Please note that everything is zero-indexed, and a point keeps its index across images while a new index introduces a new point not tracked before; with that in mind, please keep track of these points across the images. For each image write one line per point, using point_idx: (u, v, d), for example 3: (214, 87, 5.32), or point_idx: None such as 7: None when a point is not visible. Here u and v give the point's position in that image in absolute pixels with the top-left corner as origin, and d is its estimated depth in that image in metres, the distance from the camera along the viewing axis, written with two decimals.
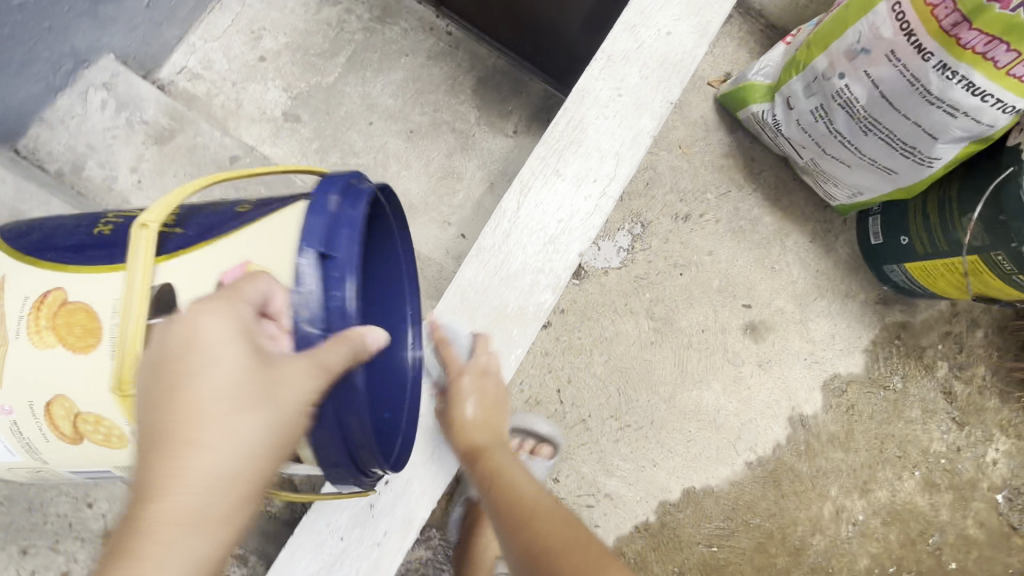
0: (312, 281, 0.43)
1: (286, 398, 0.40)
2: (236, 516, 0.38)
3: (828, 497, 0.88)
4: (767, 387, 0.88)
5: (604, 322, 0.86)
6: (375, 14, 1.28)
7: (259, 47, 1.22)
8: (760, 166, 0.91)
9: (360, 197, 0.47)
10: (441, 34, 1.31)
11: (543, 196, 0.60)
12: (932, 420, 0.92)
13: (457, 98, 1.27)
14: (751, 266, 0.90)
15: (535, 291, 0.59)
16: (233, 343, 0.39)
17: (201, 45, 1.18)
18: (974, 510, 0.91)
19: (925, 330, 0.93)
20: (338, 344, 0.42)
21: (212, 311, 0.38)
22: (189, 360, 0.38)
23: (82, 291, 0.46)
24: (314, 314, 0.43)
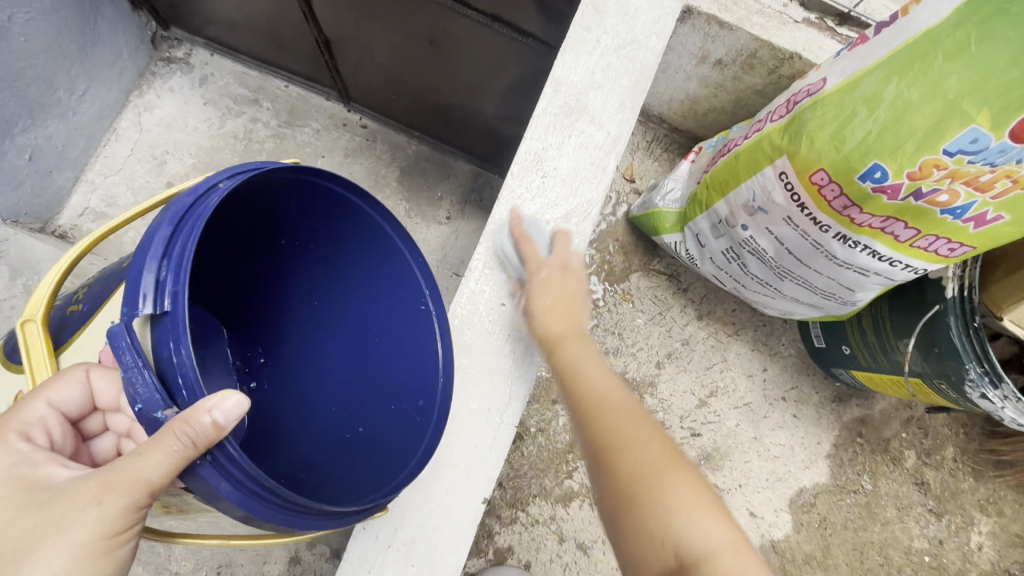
0: (131, 356, 0.36)
1: (61, 525, 0.37)
2: None
3: None
4: (731, 519, 0.82)
5: (550, 481, 0.79)
6: (284, 119, 1.39)
7: (166, 172, 1.32)
8: (687, 280, 0.86)
9: (200, 219, 0.41)
10: (357, 128, 1.41)
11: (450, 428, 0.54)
12: (910, 517, 0.87)
13: (383, 191, 1.39)
14: (694, 389, 0.84)
15: (444, 553, 0.52)
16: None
17: (102, 181, 1.28)
18: None
19: (886, 421, 0.88)
20: (160, 439, 0.36)
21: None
22: None
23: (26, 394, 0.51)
24: (150, 392, 0.37)
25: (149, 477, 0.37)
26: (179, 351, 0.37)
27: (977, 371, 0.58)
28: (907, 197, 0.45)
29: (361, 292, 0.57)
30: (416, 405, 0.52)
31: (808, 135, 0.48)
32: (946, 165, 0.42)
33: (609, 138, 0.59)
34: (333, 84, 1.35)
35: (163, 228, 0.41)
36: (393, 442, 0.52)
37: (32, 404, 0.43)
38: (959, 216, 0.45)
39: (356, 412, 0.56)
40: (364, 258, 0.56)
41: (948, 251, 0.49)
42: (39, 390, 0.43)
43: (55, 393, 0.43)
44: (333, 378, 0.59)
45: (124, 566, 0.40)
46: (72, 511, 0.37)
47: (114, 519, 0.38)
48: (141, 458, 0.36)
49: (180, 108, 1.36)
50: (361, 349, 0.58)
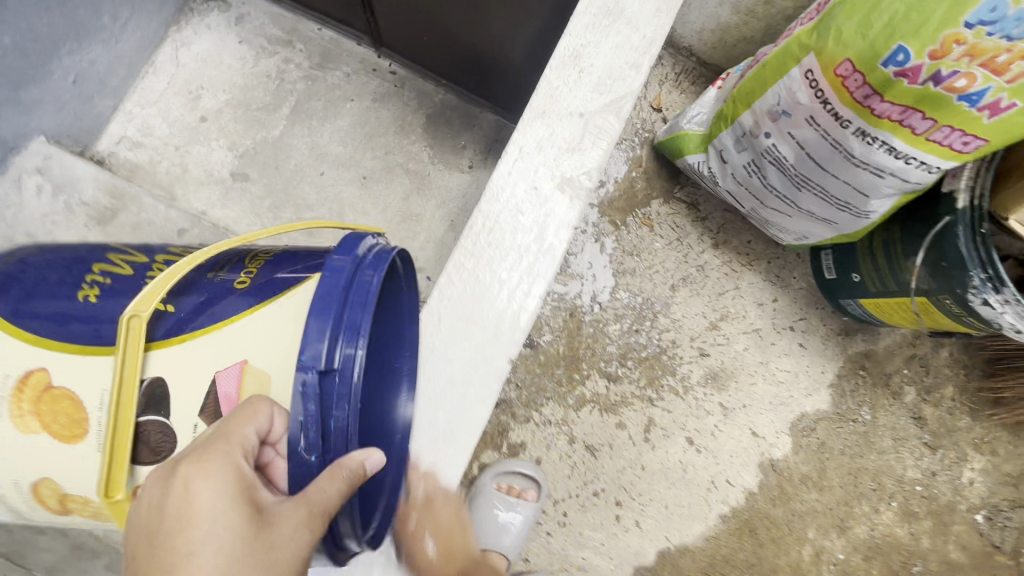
0: (308, 407, 0.39)
1: (286, 556, 0.39)
2: None
3: (806, 540, 0.86)
4: (734, 436, 0.86)
5: (563, 386, 0.84)
6: (317, 63, 1.42)
7: (201, 107, 1.36)
8: (706, 210, 0.89)
9: (372, 290, 0.44)
10: (385, 75, 1.43)
11: (491, 293, 0.57)
12: (905, 447, 0.91)
13: (408, 138, 1.41)
14: (706, 312, 0.88)
15: (470, 405, 0.56)
16: (227, 501, 0.38)
17: (138, 112, 1.32)
18: (955, 534, 0.90)
19: (889, 357, 0.92)
20: (332, 477, 0.40)
21: (206, 472, 0.38)
22: (182, 532, 0.37)
23: (67, 376, 0.44)
24: (313, 440, 0.40)
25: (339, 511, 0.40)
26: (338, 417, 0.41)
27: (981, 277, 0.61)
28: (927, 81, 0.48)
29: None
30: None
31: (836, 30, 0.52)
32: (966, 40, 0.45)
33: (644, 41, 0.62)
34: (366, 28, 1.37)
35: (330, 295, 0.42)
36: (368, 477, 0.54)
37: (238, 430, 0.39)
38: (975, 103, 0.47)
39: None
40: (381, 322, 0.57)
41: (961, 146, 0.52)
42: (232, 416, 0.40)
43: (256, 424, 0.40)
44: None
45: None
46: (295, 536, 0.39)
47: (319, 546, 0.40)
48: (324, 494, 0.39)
49: (216, 46, 1.39)
50: None
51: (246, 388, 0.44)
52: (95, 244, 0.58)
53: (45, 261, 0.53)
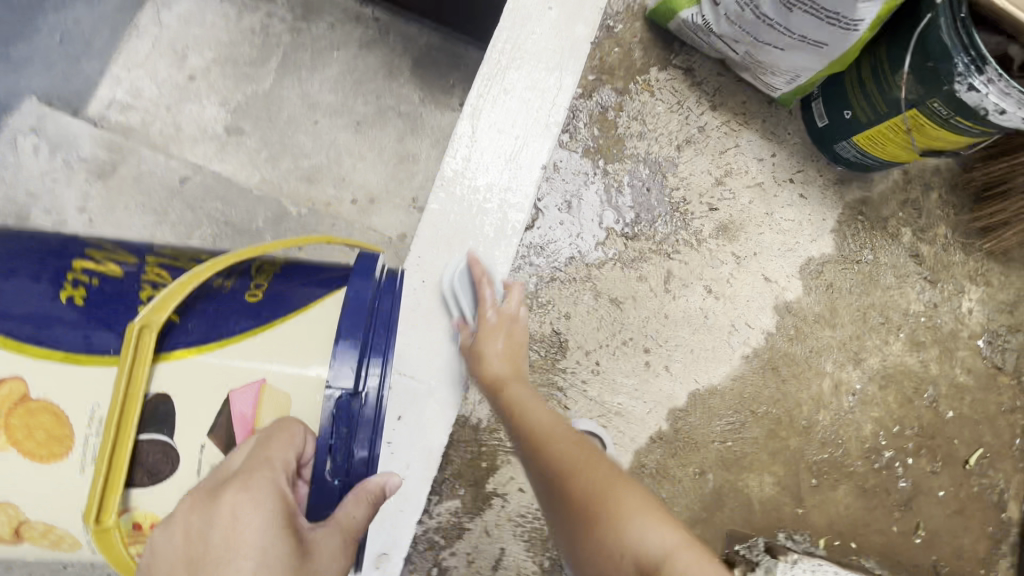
0: (331, 430, 0.50)
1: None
2: None
3: (824, 374, 0.91)
4: (749, 282, 0.91)
5: (583, 245, 0.87)
6: (298, 14, 1.22)
7: (187, 65, 1.16)
8: (701, 76, 0.93)
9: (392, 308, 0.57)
10: (369, 22, 1.24)
11: (524, 102, 0.72)
12: (907, 284, 0.96)
13: (397, 80, 1.23)
14: (710, 170, 0.92)
15: (510, 191, 0.72)
16: (268, 525, 0.42)
17: (126, 74, 1.12)
18: (960, 359, 0.96)
19: (884, 201, 0.97)
20: (359, 500, 0.50)
21: (254, 497, 0.43)
22: (230, 563, 0.40)
23: (71, 400, 0.48)
24: (340, 462, 0.50)
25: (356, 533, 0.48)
26: (360, 440, 0.51)
27: (964, 62, 0.67)
28: None
29: None
30: None
31: None
32: None
33: None
34: None
35: (355, 321, 0.54)
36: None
37: (280, 450, 0.46)
38: None
39: None
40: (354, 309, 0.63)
41: None
42: (269, 438, 0.47)
43: (298, 444, 0.48)
44: None
45: None
46: (326, 560, 0.45)
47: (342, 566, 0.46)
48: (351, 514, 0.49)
49: (198, 4, 1.18)
50: None
51: (261, 411, 0.52)
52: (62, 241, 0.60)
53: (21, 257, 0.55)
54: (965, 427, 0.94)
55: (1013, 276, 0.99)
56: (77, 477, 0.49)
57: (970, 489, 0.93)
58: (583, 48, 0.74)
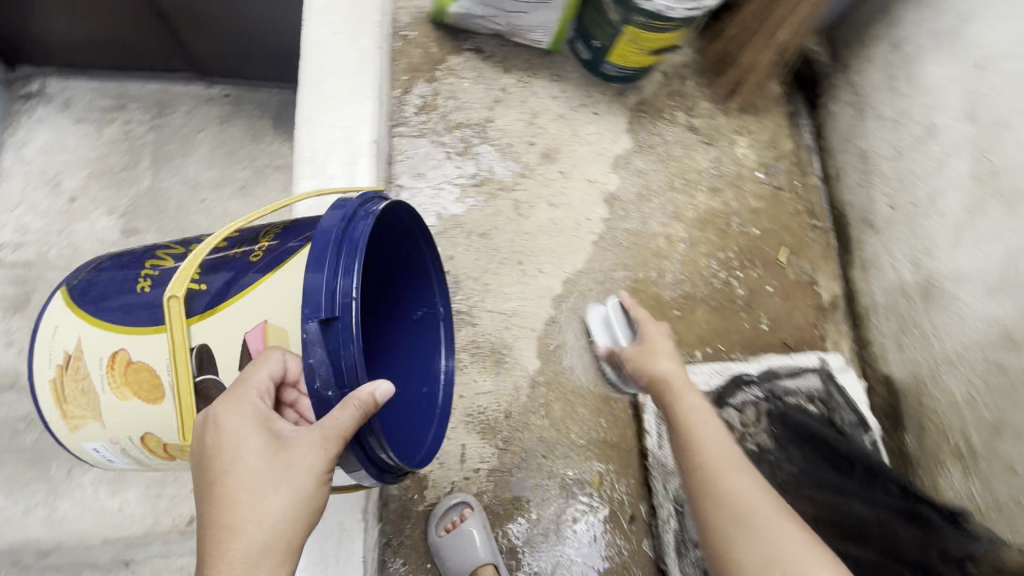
0: (318, 346, 0.58)
1: (302, 462, 0.58)
2: (291, 536, 0.58)
3: (657, 234, 1.17)
4: (576, 187, 1.16)
5: (444, 202, 1.10)
6: (155, 112, 1.38)
7: (64, 190, 1.29)
8: (487, 51, 1.19)
9: (363, 235, 0.63)
10: (221, 100, 1.41)
11: (345, 102, 0.90)
12: (694, 150, 1.25)
13: (264, 140, 1.40)
14: (520, 115, 1.18)
15: (356, 167, 0.87)
16: (247, 428, 0.59)
17: (8, 216, 1.25)
18: (750, 190, 1.26)
19: (656, 97, 1.26)
20: (348, 406, 0.57)
21: (233, 409, 0.59)
22: (224, 455, 0.58)
23: (151, 355, 0.66)
24: (325, 372, 0.58)
25: (344, 432, 0.57)
26: (343, 354, 0.58)
27: None
28: None
29: (399, 301, 0.85)
30: (421, 391, 0.81)
31: None
32: None
33: None
34: (184, 64, 1.36)
35: (327, 252, 0.61)
36: (416, 365, 0.83)
37: (257, 375, 0.60)
38: None
39: (415, 377, 0.82)
40: (397, 245, 0.83)
41: None
42: (255, 367, 0.61)
43: (271, 369, 0.61)
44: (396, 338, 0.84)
45: (318, 491, 0.60)
46: (308, 450, 0.58)
47: (323, 457, 0.58)
48: (339, 421, 0.57)
49: (56, 134, 1.33)
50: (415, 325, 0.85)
51: (270, 341, 0.65)
52: (142, 247, 0.78)
53: (114, 266, 0.75)
54: (771, 236, 1.24)
55: (765, 121, 1.31)
56: (169, 412, 0.67)
57: (789, 278, 1.23)
58: (376, 52, 0.94)
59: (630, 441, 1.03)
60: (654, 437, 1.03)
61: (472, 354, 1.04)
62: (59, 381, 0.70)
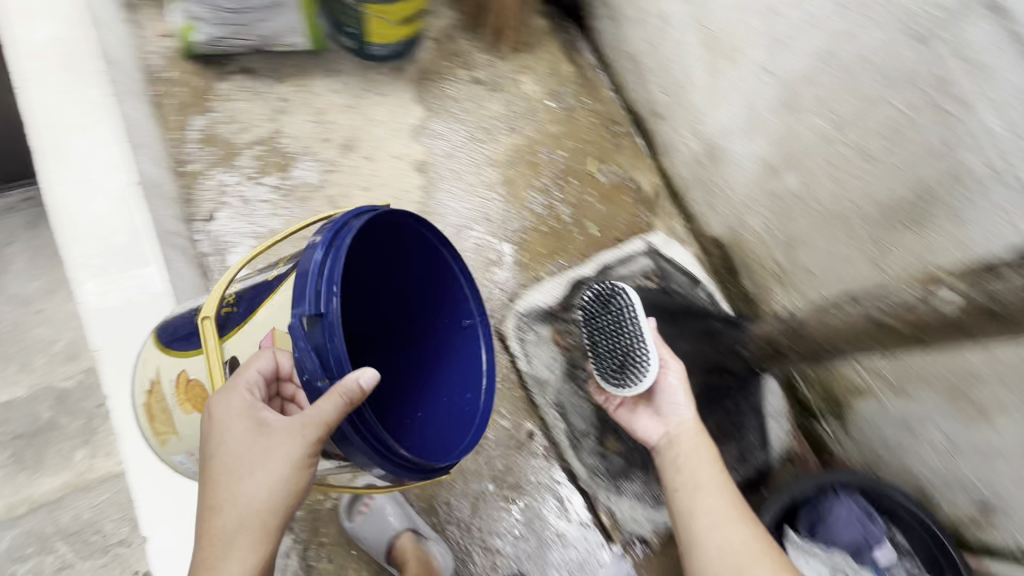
0: (303, 341, 0.61)
1: (285, 447, 0.64)
2: (271, 512, 0.65)
3: (474, 183, 1.25)
4: (384, 166, 1.21)
5: (260, 222, 1.12)
6: None
7: None
8: (253, 66, 1.20)
9: (346, 239, 0.65)
10: (23, 206, 1.39)
11: (92, 157, 0.92)
12: (484, 99, 1.33)
13: None
14: (307, 118, 1.20)
15: (126, 216, 0.91)
16: (237, 418, 0.65)
17: None
18: (547, 118, 1.36)
19: (433, 63, 1.33)
20: (330, 396, 0.60)
21: (227, 401, 0.66)
22: (218, 440, 0.65)
23: (198, 372, 0.74)
24: (313, 365, 0.61)
25: (325, 421, 0.60)
26: (331, 347, 0.61)
27: None
28: None
29: (438, 314, 0.85)
30: (466, 399, 0.80)
31: None
32: None
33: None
34: None
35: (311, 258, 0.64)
36: (460, 376, 0.82)
37: (248, 370, 0.66)
38: None
39: (462, 384, 0.82)
40: (421, 261, 0.83)
41: None
42: (249, 362, 0.67)
43: (261, 364, 0.67)
44: (444, 354, 0.84)
45: (299, 475, 0.65)
46: (289, 437, 0.63)
47: (306, 442, 0.63)
48: (323, 410, 0.60)
49: None
50: (456, 332, 0.84)
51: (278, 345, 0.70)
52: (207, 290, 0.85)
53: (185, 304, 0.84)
54: (577, 153, 1.35)
55: (539, 55, 1.42)
56: None
57: (605, 183, 1.35)
58: (111, 100, 0.96)
59: (508, 371, 1.12)
60: (521, 357, 1.11)
61: None
62: (150, 404, 0.79)
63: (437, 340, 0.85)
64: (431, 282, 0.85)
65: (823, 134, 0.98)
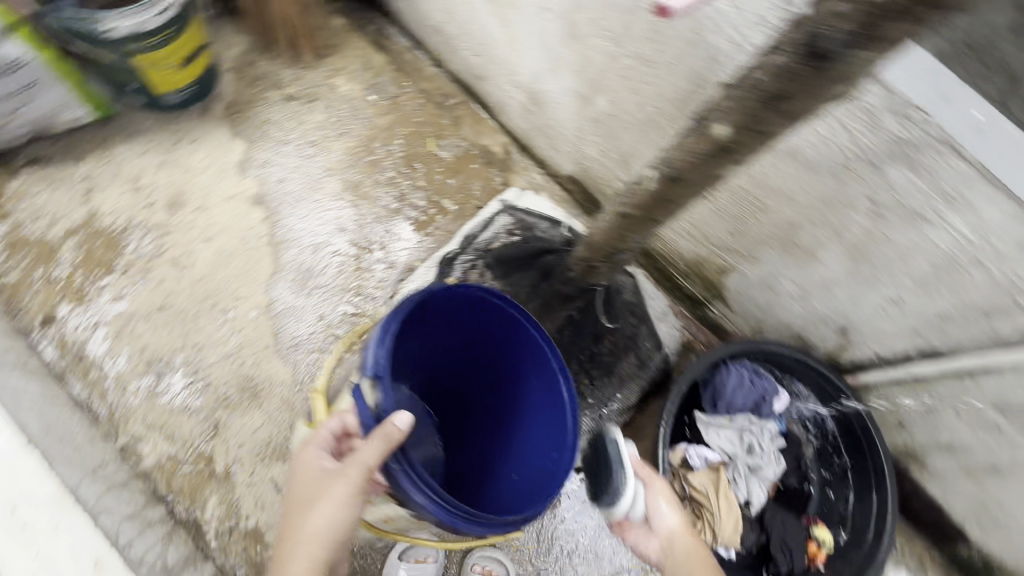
0: (361, 401, 0.68)
1: (334, 488, 0.67)
2: (311, 558, 0.66)
3: (318, 199, 1.24)
4: (219, 211, 1.18)
5: (100, 309, 1.07)
6: None
7: None
8: (50, 155, 1.16)
9: (396, 314, 0.72)
10: None
11: None
12: (304, 114, 1.32)
13: None
14: (123, 188, 1.16)
15: None
16: (309, 463, 0.73)
17: None
18: (373, 113, 1.36)
19: (239, 94, 1.30)
20: (374, 439, 0.65)
21: (306, 451, 0.74)
22: (294, 482, 0.73)
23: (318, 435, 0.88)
24: (369, 421, 0.68)
25: (366, 461, 0.65)
26: (383, 402, 0.68)
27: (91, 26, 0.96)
28: None
29: (528, 381, 0.88)
30: (554, 459, 0.82)
31: None
32: None
33: None
34: None
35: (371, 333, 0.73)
36: (545, 435, 0.85)
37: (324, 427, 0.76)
38: None
39: (548, 447, 0.84)
40: (511, 345, 0.88)
41: None
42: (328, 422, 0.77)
43: (335, 421, 0.76)
44: (530, 414, 0.88)
45: (343, 517, 0.67)
46: (340, 477, 0.67)
47: (353, 481, 0.66)
48: (370, 450, 0.65)
49: None
50: (542, 395, 0.86)
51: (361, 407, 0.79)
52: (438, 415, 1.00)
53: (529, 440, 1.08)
54: (413, 137, 1.36)
55: (346, 54, 1.41)
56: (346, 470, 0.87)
57: (449, 158, 1.36)
58: None
59: None
60: None
61: (226, 406, 1.04)
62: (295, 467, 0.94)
63: (529, 403, 0.89)
64: (514, 344, 0.88)
65: (607, 52, 1.05)
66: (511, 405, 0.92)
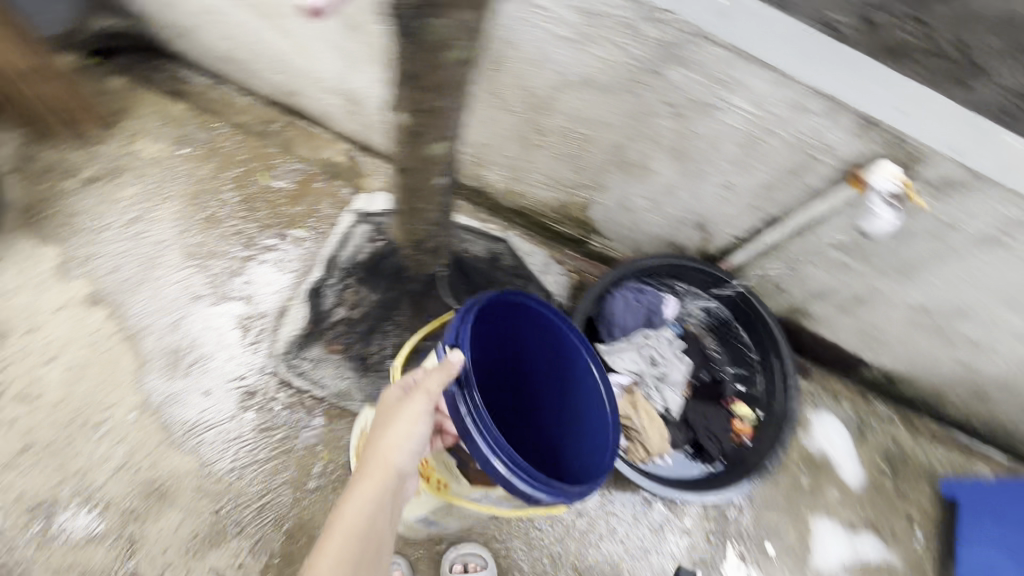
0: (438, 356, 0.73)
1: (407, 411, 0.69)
2: (384, 477, 0.66)
3: (160, 276, 1.15)
4: (55, 325, 1.09)
5: None
6: None
7: None
8: None
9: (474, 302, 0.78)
10: None
11: None
12: (114, 192, 1.22)
13: None
14: None
15: None
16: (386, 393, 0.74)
17: None
18: (190, 167, 1.27)
19: (33, 196, 1.18)
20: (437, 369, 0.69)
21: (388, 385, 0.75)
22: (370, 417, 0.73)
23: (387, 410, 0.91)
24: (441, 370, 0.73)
25: (433, 385, 0.68)
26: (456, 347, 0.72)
27: None
28: None
29: (568, 382, 0.89)
30: (598, 452, 0.81)
31: None
32: None
33: None
34: None
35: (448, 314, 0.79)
36: (587, 418, 0.85)
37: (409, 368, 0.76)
38: None
39: (591, 442, 0.83)
40: (552, 351, 0.90)
41: None
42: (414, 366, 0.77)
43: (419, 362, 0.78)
44: (569, 412, 0.88)
45: (410, 441, 0.68)
46: (412, 401, 0.69)
47: (422, 403, 0.69)
48: (436, 376, 0.68)
49: None
50: (582, 395, 0.87)
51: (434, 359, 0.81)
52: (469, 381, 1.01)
53: None
54: (242, 177, 1.28)
55: (138, 115, 1.30)
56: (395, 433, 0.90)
57: (288, 186, 1.29)
58: None
59: (307, 403, 1.09)
60: (313, 387, 1.09)
61: (136, 517, 0.98)
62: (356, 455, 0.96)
63: (566, 405, 0.89)
64: (558, 356, 0.89)
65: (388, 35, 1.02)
66: (541, 393, 0.91)
